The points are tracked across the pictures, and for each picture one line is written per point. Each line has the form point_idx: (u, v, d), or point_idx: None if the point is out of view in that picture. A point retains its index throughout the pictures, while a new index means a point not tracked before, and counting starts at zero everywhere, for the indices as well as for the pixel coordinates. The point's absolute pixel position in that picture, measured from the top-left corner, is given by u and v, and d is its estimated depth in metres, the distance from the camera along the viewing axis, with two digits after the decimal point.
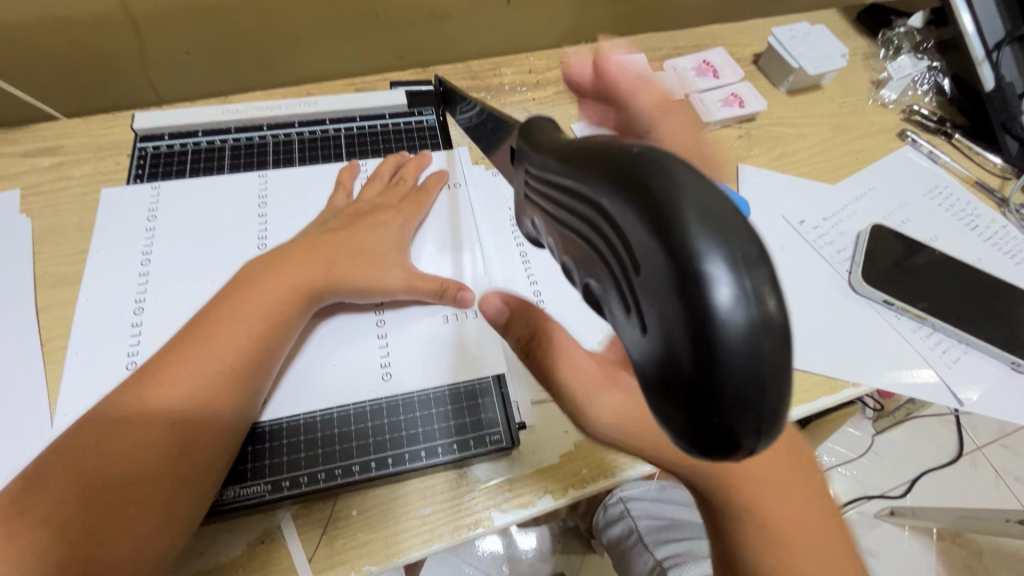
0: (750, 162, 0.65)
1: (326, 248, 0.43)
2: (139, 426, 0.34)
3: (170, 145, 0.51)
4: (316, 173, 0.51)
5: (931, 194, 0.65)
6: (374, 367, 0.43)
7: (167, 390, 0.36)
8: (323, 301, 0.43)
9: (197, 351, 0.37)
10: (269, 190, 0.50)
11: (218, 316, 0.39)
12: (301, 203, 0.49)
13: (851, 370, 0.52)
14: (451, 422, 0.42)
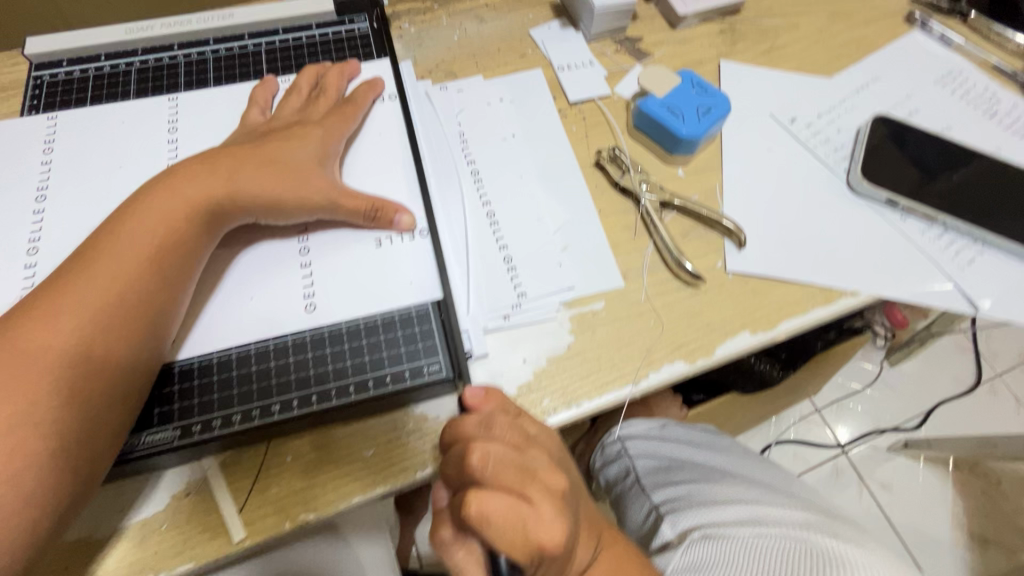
0: (734, 59, 0.57)
1: (229, 160, 0.38)
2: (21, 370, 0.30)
3: (68, 72, 0.46)
4: (235, 92, 0.46)
5: (944, 82, 0.57)
6: (297, 297, 0.39)
7: (53, 329, 0.31)
8: (232, 222, 0.38)
9: (84, 287, 0.32)
10: (179, 112, 0.44)
11: (103, 246, 0.34)
12: (214, 125, 0.44)
13: (851, 278, 0.46)
14: (383, 354, 0.38)
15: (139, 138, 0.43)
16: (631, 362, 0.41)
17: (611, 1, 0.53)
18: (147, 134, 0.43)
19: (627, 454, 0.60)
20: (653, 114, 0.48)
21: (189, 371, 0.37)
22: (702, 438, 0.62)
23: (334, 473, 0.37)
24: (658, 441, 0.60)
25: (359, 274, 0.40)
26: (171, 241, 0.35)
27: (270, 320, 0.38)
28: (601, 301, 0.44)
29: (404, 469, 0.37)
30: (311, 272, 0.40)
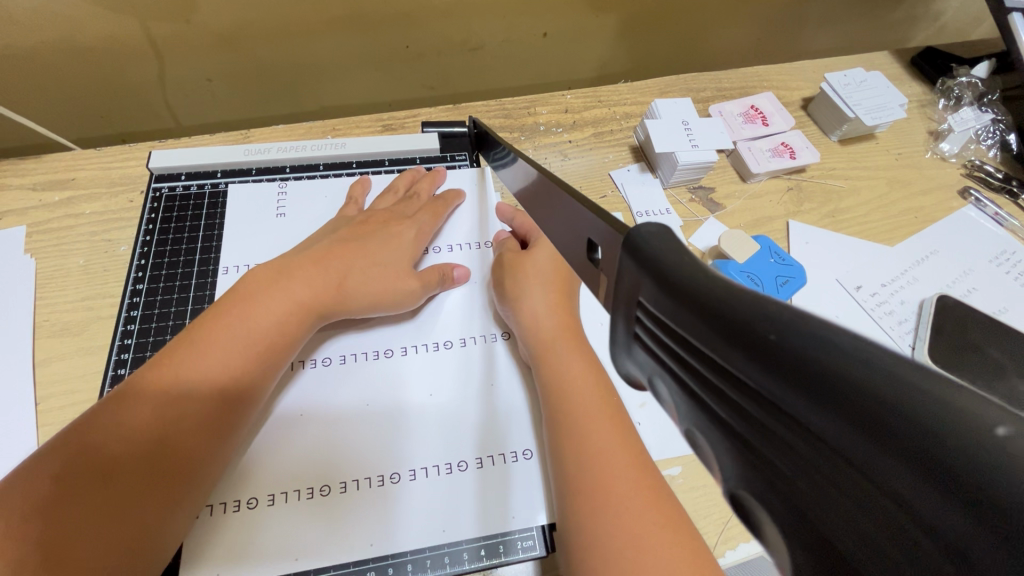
0: (800, 218, 0.60)
1: (339, 258, 0.42)
2: (166, 415, 0.33)
3: (186, 186, 0.48)
4: (334, 187, 0.50)
5: (997, 260, 0.60)
6: (407, 426, 0.40)
7: (187, 378, 0.34)
8: (332, 318, 0.42)
9: (200, 359, 0.35)
10: (288, 198, 0.49)
11: (221, 326, 0.37)
12: (314, 215, 0.48)
13: None
14: (478, 520, 0.37)
15: (248, 237, 0.46)
16: (707, 535, 0.42)
17: (694, 160, 0.57)
18: (255, 236, 0.46)
19: None
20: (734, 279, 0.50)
21: (281, 513, 0.36)
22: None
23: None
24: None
25: (470, 354, 0.43)
26: (275, 335, 0.38)
27: (375, 369, 0.42)
28: (678, 467, 0.44)
29: None
30: (378, 412, 0.40)
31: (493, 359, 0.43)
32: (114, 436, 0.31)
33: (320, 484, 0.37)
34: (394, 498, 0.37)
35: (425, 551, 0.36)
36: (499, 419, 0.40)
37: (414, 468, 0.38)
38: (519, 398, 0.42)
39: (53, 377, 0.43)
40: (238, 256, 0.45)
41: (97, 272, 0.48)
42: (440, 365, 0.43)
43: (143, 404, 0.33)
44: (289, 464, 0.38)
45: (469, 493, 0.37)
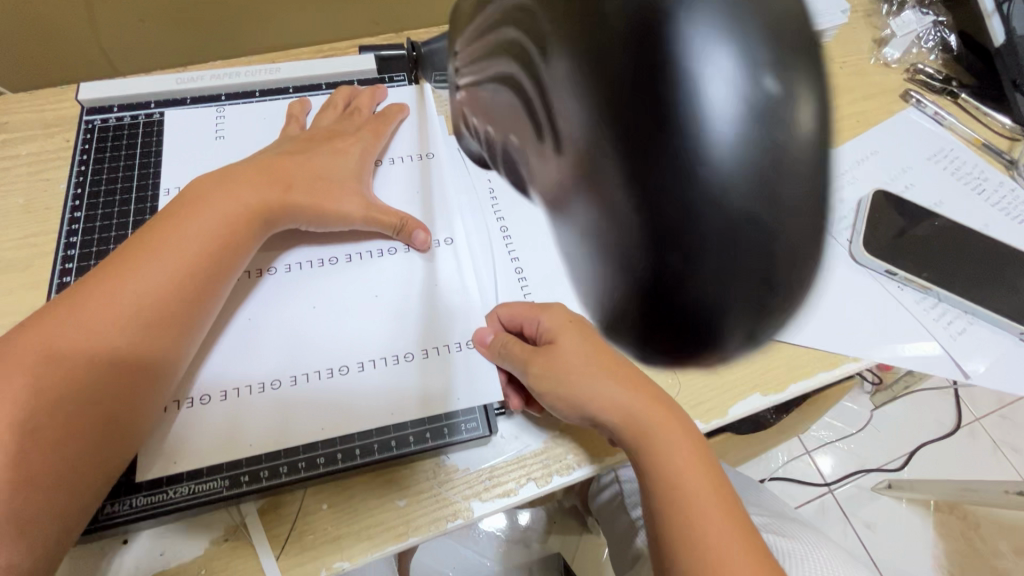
0: None
1: (277, 170, 0.42)
2: (120, 311, 0.35)
3: (120, 118, 0.48)
4: (272, 111, 0.50)
5: (935, 158, 0.61)
6: (355, 325, 0.41)
7: (136, 277, 0.36)
8: (279, 226, 0.42)
9: (148, 262, 0.36)
10: (225, 124, 0.48)
11: (167, 231, 0.38)
12: (252, 139, 0.48)
13: (853, 344, 0.49)
14: (422, 407, 0.39)
15: (187, 162, 0.46)
16: None
17: None
18: (194, 161, 0.47)
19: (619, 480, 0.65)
20: None
21: (239, 408, 0.38)
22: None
23: (348, 535, 0.38)
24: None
25: (414, 259, 0.45)
26: (223, 238, 0.39)
27: (320, 275, 0.43)
28: None
29: (439, 519, 0.39)
30: (328, 313, 0.42)
31: (436, 262, 0.45)
32: (67, 329, 0.33)
33: (271, 380, 0.39)
34: (342, 388, 0.39)
35: (372, 432, 0.38)
36: (442, 316, 0.42)
37: (361, 361, 0.40)
38: (462, 296, 0.44)
39: (2, 311, 0.44)
40: (177, 179, 0.46)
41: (38, 210, 0.48)
42: (384, 271, 0.44)
43: (97, 303, 0.34)
44: (242, 364, 0.40)
45: (412, 381, 0.40)
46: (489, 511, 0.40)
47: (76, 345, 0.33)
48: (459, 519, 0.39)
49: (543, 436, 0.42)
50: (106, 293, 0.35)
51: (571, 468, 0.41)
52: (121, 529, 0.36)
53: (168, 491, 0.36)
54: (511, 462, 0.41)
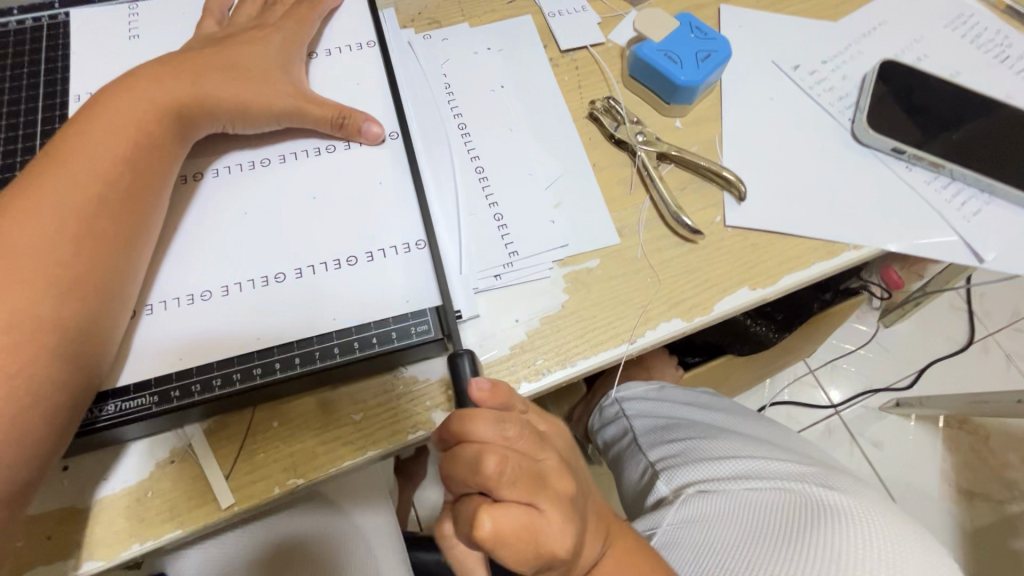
0: (734, 2, 0.54)
1: (191, 63, 0.38)
2: (32, 232, 0.31)
3: (20, 21, 0.42)
4: (190, 5, 0.44)
5: (953, 25, 0.54)
6: (295, 227, 0.38)
7: (44, 193, 0.32)
8: (202, 128, 0.38)
9: (55, 178, 0.32)
10: (139, 23, 0.43)
11: (71, 142, 0.34)
12: (170, 37, 0.43)
13: (853, 230, 0.44)
14: (368, 309, 0.36)
15: (99, 66, 0.41)
16: (626, 321, 0.40)
17: None
18: (106, 65, 0.41)
19: (624, 414, 0.57)
20: (649, 61, 0.46)
21: (171, 320, 0.36)
22: (702, 399, 0.58)
23: (303, 454, 0.36)
24: (655, 403, 0.57)
25: (357, 157, 0.41)
26: (135, 144, 0.35)
27: (253, 179, 0.40)
28: (596, 259, 0.42)
29: (399, 431, 0.36)
30: (264, 219, 0.38)
31: (377, 158, 0.41)
32: None
33: (201, 291, 0.36)
34: (277, 296, 0.36)
35: (311, 339, 0.35)
36: (386, 216, 0.39)
37: (299, 267, 0.37)
38: (409, 194, 0.39)
39: None
40: (88, 85, 0.41)
41: None
42: (321, 171, 0.40)
43: (9, 224, 0.31)
44: (171, 275, 0.37)
45: (355, 285, 0.37)
46: None
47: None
48: (421, 429, 0.37)
49: (511, 342, 0.39)
50: (26, 207, 0.31)
51: (541, 372, 0.39)
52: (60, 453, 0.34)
53: (97, 410, 0.33)
54: None
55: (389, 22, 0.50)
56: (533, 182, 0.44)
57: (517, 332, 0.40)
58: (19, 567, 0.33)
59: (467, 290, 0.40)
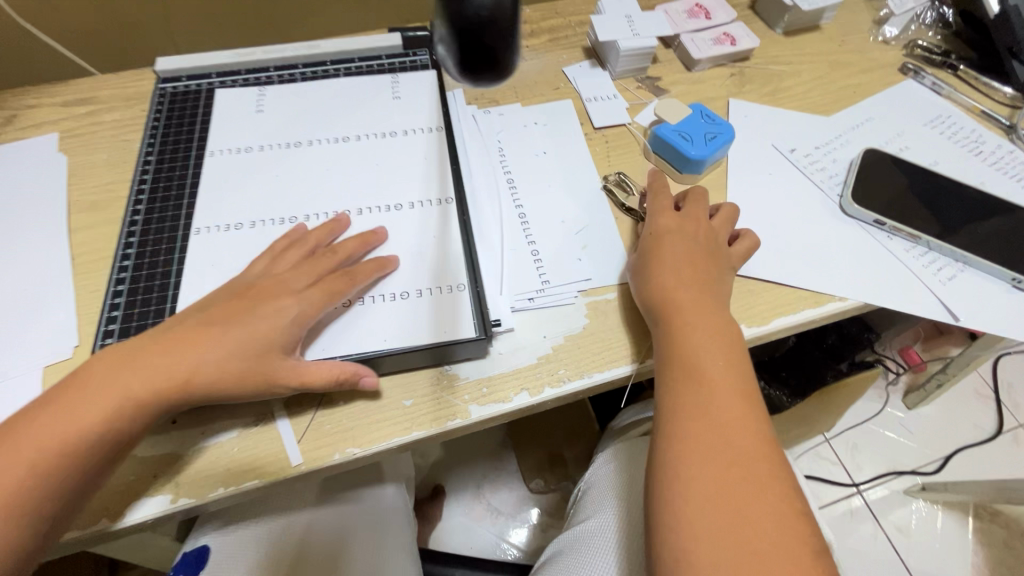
0: (741, 97, 0.65)
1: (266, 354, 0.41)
2: (97, 408, 0.36)
3: (186, 85, 0.57)
4: (308, 88, 0.57)
5: (933, 124, 0.63)
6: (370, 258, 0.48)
7: (131, 377, 0.37)
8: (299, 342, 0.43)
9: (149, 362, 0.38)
10: (267, 100, 0.56)
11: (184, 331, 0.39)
12: (291, 107, 0.56)
13: (839, 284, 0.51)
14: (428, 318, 0.45)
15: (236, 126, 0.54)
16: (637, 345, 0.48)
17: (635, 45, 0.63)
18: (243, 124, 0.55)
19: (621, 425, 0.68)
20: (667, 138, 0.56)
21: None
22: None
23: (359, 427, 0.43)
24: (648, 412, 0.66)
25: (419, 214, 0.50)
26: (228, 359, 0.39)
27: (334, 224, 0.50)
28: (613, 293, 0.50)
29: (440, 417, 0.44)
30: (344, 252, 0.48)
31: (434, 216, 0.50)
32: (67, 409, 0.36)
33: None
34: (343, 316, 0.45)
35: (369, 353, 0.44)
36: (433, 265, 0.48)
37: (363, 297, 0.46)
38: (453, 251, 0.49)
39: (81, 240, 0.52)
40: (223, 145, 0.53)
41: (117, 163, 0.57)
42: (387, 223, 0.50)
43: (95, 396, 0.37)
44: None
45: (406, 315, 0.45)
46: (486, 414, 0.44)
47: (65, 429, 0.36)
48: (458, 418, 0.44)
49: (537, 354, 0.47)
50: (114, 384, 0.37)
51: (562, 380, 0.46)
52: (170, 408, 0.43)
53: None
54: (509, 374, 0.46)
55: (457, 99, 0.62)
56: (567, 236, 0.53)
57: (544, 346, 0.47)
58: (127, 496, 0.40)
59: (505, 308, 0.48)
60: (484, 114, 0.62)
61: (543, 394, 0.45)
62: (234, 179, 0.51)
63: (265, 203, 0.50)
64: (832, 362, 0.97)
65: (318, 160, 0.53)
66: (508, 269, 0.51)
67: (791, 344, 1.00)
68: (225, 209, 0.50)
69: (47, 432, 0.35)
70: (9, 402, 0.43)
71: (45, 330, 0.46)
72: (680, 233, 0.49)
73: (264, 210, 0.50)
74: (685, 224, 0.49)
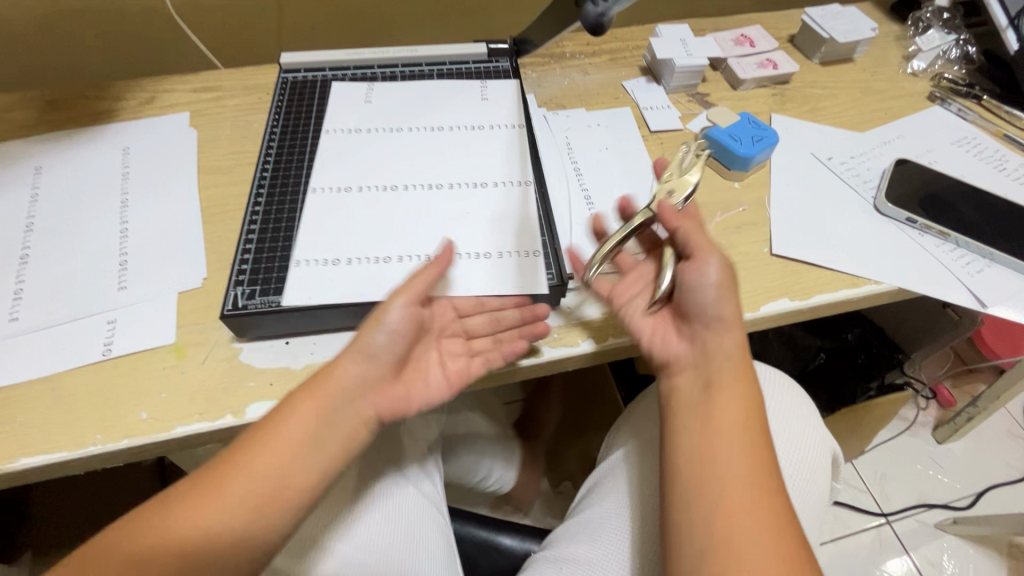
0: (782, 114, 0.72)
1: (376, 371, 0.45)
2: (259, 459, 0.39)
3: (305, 76, 0.67)
4: (407, 85, 0.65)
5: (960, 143, 0.70)
6: (456, 216, 0.53)
7: (287, 429, 0.40)
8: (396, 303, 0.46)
9: (291, 417, 0.41)
10: (374, 92, 0.64)
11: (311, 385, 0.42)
12: (392, 96, 0.64)
13: (875, 270, 0.57)
14: (511, 268, 0.50)
15: (346, 108, 0.62)
16: None
17: (689, 63, 0.71)
18: (353, 107, 0.63)
19: None
20: (719, 139, 0.63)
21: (365, 259, 0.50)
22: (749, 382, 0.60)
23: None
24: None
25: (503, 193, 0.55)
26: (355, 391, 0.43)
27: (426, 194, 0.55)
28: (669, 265, 0.56)
29: (516, 354, 0.50)
30: (434, 210, 0.54)
31: (517, 193, 0.55)
32: (235, 468, 0.38)
33: (383, 255, 0.50)
34: (435, 268, 0.50)
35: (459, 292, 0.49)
36: (516, 234, 0.52)
37: (453, 255, 0.51)
38: (533, 224, 0.53)
39: (207, 197, 0.60)
40: (336, 123, 0.61)
41: (237, 139, 0.67)
42: (473, 198, 0.55)
43: (261, 448, 0.39)
44: (363, 240, 0.51)
45: (491, 273, 0.50)
46: (556, 355, 0.50)
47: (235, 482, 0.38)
48: (531, 356, 0.50)
49: (601, 309, 0.53)
50: (274, 439, 0.40)
51: (622, 332, 0.52)
52: (286, 331, 0.49)
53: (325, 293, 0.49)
54: (577, 324, 0.52)
55: (531, 103, 0.71)
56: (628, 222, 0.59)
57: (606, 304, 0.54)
58: (245, 400, 0.47)
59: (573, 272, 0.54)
60: (555, 116, 0.70)
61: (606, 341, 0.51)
62: (346, 153, 0.58)
63: (369, 172, 0.56)
64: (863, 381, 1.00)
65: (413, 142, 0.59)
66: (576, 240, 0.57)
67: (820, 361, 1.02)
68: (333, 173, 0.56)
69: (234, 483, 0.38)
70: (151, 319, 0.51)
71: (180, 265, 0.54)
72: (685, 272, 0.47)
73: (369, 177, 0.56)
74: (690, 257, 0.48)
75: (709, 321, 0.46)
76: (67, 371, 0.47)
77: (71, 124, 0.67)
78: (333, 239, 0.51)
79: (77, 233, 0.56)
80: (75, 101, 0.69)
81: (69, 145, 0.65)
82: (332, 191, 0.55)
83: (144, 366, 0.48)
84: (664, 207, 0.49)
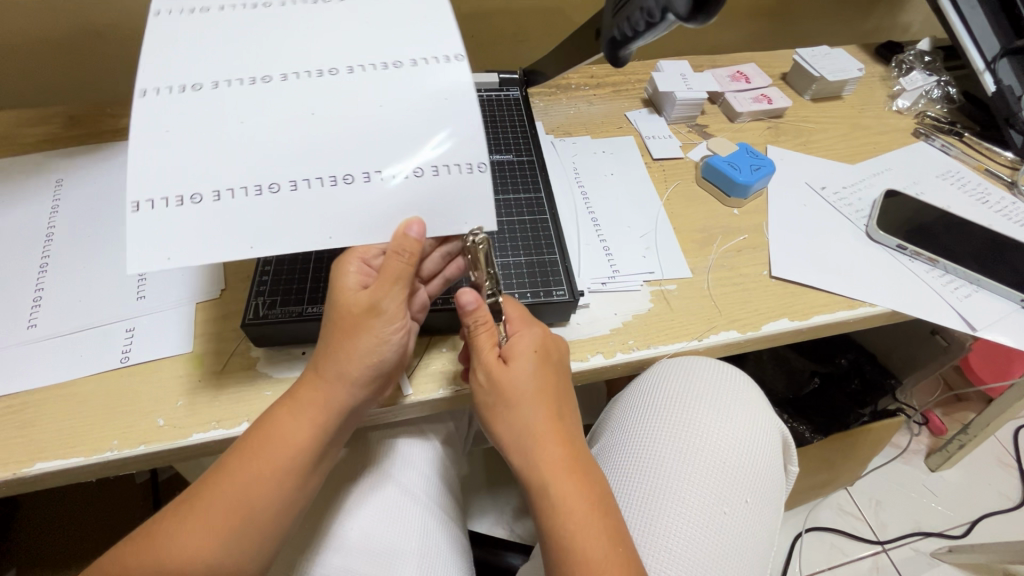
0: (777, 145, 0.76)
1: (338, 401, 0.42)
2: (218, 497, 0.38)
3: None
4: None
5: (945, 177, 0.74)
6: None
7: (250, 466, 0.39)
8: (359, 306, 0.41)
9: (255, 456, 0.39)
10: None
11: (270, 422, 0.41)
12: None
13: (869, 293, 0.59)
14: (526, 279, 0.52)
15: None
16: (697, 327, 0.55)
17: (689, 96, 0.75)
18: None
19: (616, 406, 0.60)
20: (719, 167, 0.67)
21: None
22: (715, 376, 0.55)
23: (460, 369, 0.52)
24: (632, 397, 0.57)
25: (419, 71, 0.45)
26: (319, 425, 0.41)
27: (317, 86, 0.44)
28: (674, 285, 0.59)
29: None
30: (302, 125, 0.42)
31: (440, 77, 0.45)
32: (198, 506, 0.38)
33: (268, 183, 0.40)
34: (344, 195, 0.41)
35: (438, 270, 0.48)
36: (442, 130, 0.43)
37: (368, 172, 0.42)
38: (468, 122, 0.44)
39: None
40: None
41: None
42: (385, 86, 0.44)
43: (224, 486, 0.38)
44: (241, 150, 0.40)
45: (428, 200, 0.42)
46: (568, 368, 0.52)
47: (197, 519, 0.37)
48: None
49: (610, 325, 0.55)
50: (237, 477, 0.39)
51: (632, 348, 0.53)
52: (305, 342, 0.51)
53: None
54: (587, 339, 0.54)
55: (539, 130, 0.74)
56: (632, 243, 0.62)
57: (615, 321, 0.55)
58: (261, 410, 0.47)
59: (583, 288, 0.56)
60: (563, 142, 0.73)
61: (616, 355, 0.52)
62: None
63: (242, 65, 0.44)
64: (857, 407, 1.02)
65: None
66: (584, 258, 0.60)
67: (815, 385, 1.04)
68: None
69: (198, 521, 0.37)
70: (169, 330, 0.51)
71: (197, 276, 0.55)
72: (523, 355, 0.43)
73: (247, 67, 0.44)
74: (520, 340, 0.43)
75: (516, 433, 0.41)
76: (85, 378, 0.48)
77: (92, 139, 0.69)
78: (200, 159, 0.40)
79: (97, 244, 0.57)
80: (95, 117, 0.71)
81: (91, 159, 0.66)
82: (186, 91, 0.43)
83: (162, 373, 0.49)
84: (467, 305, 0.43)
